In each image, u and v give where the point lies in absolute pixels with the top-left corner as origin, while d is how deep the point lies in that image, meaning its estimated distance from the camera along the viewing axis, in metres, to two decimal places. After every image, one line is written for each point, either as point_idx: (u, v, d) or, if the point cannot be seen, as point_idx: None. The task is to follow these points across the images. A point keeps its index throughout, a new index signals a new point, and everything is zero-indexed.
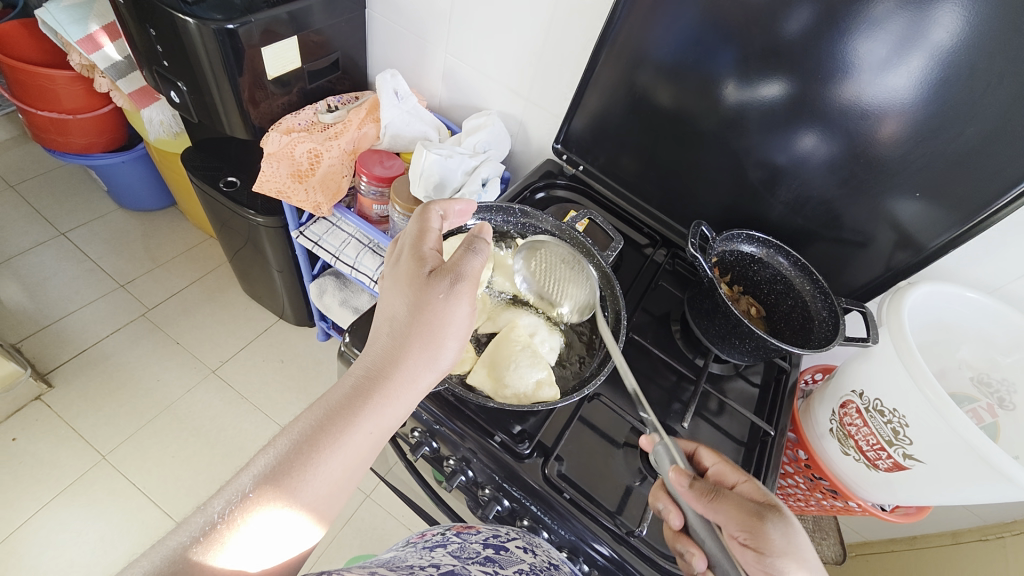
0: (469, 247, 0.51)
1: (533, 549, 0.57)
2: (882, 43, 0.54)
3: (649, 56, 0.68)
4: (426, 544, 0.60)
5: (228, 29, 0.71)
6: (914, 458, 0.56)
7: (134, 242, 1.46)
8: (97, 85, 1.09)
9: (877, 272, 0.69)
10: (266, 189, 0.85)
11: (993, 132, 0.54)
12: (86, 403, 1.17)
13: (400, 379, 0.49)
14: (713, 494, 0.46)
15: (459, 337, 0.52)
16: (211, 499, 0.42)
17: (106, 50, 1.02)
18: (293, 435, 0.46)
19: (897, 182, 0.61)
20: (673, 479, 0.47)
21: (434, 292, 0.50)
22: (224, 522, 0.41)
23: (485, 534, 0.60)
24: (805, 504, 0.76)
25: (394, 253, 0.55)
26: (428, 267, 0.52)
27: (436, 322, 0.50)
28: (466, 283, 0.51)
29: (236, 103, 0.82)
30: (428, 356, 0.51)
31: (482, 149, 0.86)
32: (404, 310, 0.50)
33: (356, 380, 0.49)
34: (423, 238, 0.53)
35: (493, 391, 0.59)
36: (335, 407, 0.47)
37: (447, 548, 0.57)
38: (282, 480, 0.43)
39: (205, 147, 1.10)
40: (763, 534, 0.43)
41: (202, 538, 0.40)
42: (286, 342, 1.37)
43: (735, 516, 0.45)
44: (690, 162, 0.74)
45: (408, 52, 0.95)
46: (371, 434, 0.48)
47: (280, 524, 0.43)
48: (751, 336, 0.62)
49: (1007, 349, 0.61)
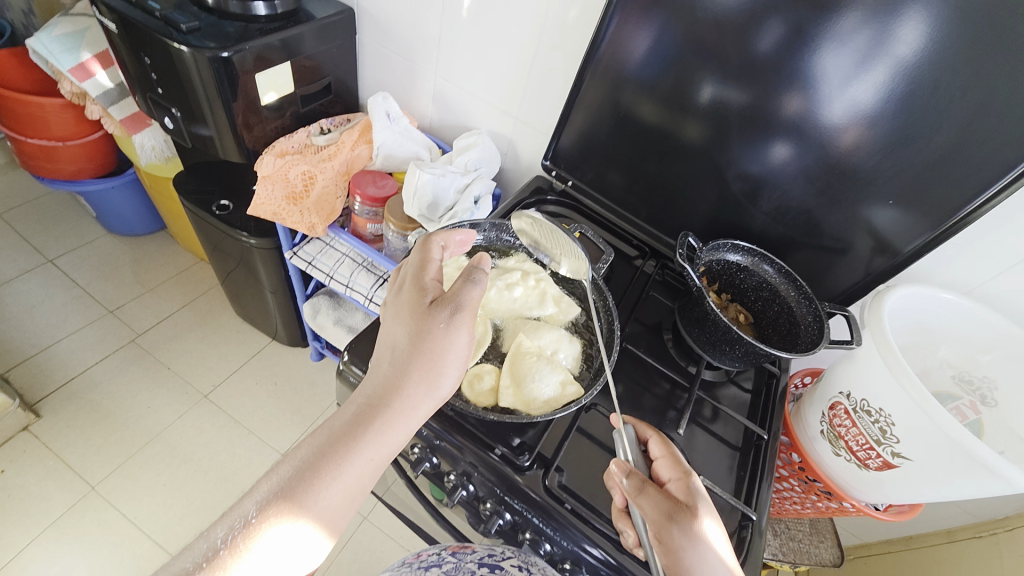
0: (468, 277, 0.52)
1: (529, 567, 0.60)
2: (847, 59, 0.58)
3: (632, 76, 0.71)
4: (421, 564, 0.67)
5: (223, 57, 0.73)
6: (902, 456, 0.57)
7: (123, 267, 1.45)
8: (88, 113, 1.09)
9: (857, 277, 0.72)
10: (262, 212, 0.84)
11: (958, 141, 0.57)
12: (75, 433, 1.15)
13: (399, 407, 0.50)
14: (637, 495, 0.48)
15: (459, 364, 0.52)
16: (215, 525, 0.44)
17: (98, 78, 1.03)
18: (295, 463, 0.47)
19: (870, 191, 0.65)
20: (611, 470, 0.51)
21: (434, 322, 0.51)
22: (228, 549, 0.42)
23: (479, 554, 0.65)
24: (801, 507, 0.77)
25: (396, 282, 0.56)
26: (429, 296, 0.52)
27: (435, 352, 0.51)
28: (465, 313, 0.51)
29: (229, 128, 0.83)
30: (428, 384, 0.51)
31: (473, 168, 0.87)
32: (405, 339, 0.51)
33: (357, 408, 0.50)
34: (424, 268, 0.54)
35: (525, 407, 0.58)
36: (336, 435, 0.48)
37: (441, 567, 0.65)
38: (283, 509, 0.45)
39: (198, 171, 1.11)
40: (671, 535, 0.46)
41: (206, 563, 0.42)
42: (279, 364, 1.36)
43: (654, 513, 0.47)
44: (677, 177, 0.77)
45: (398, 74, 0.97)
46: (371, 461, 0.49)
47: (284, 550, 0.44)
48: (740, 342, 0.64)
49: (986, 347, 0.64)
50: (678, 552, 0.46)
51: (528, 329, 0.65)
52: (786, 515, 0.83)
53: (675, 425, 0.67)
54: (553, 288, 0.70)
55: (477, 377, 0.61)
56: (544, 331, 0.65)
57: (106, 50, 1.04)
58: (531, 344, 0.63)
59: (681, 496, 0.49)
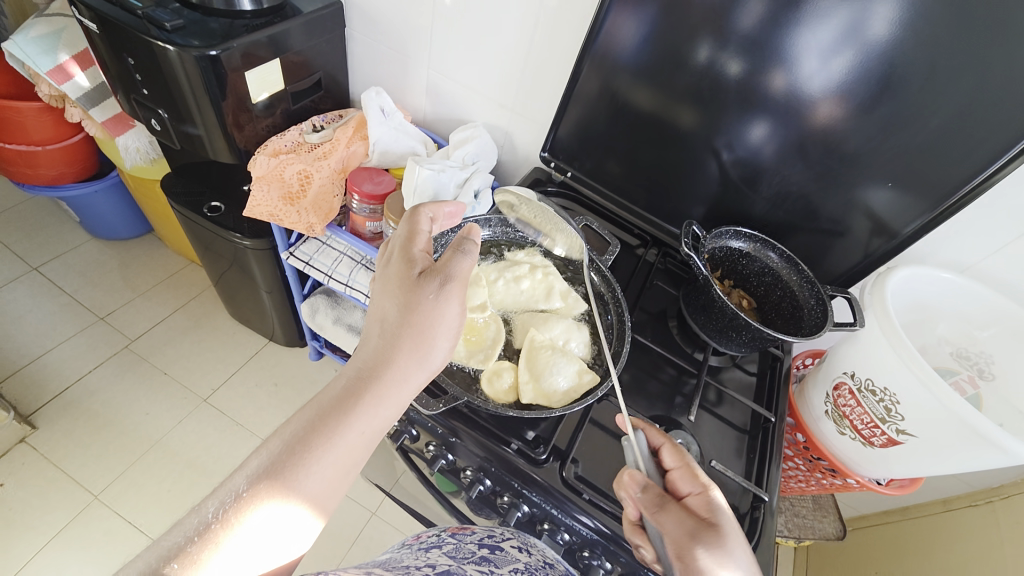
0: (459, 248, 0.54)
1: (528, 549, 0.57)
2: (829, 32, 0.57)
3: (629, 64, 0.70)
4: (422, 546, 0.60)
5: (210, 55, 0.70)
6: (907, 433, 0.59)
7: (111, 272, 1.42)
8: (68, 116, 1.06)
9: (856, 259, 0.73)
10: (258, 215, 0.82)
11: (956, 123, 0.58)
12: (73, 443, 1.13)
13: (391, 379, 0.50)
14: (657, 507, 0.47)
15: (450, 336, 0.53)
16: (206, 500, 0.42)
17: (78, 80, 0.99)
18: (285, 437, 0.46)
19: (869, 173, 0.65)
20: (627, 482, 0.50)
21: (424, 292, 0.52)
22: (219, 523, 0.41)
23: (479, 534, 0.60)
24: (805, 485, 0.79)
25: (384, 256, 0.56)
26: (418, 268, 0.53)
27: (426, 322, 0.51)
28: (454, 283, 0.52)
29: (219, 127, 0.80)
30: (420, 355, 0.52)
31: (471, 161, 0.87)
32: (395, 311, 0.52)
33: (347, 381, 0.50)
34: (413, 240, 0.55)
35: (548, 403, 0.59)
36: (327, 410, 0.48)
37: (441, 549, 0.56)
38: (273, 483, 0.44)
39: (185, 172, 1.08)
40: (691, 553, 0.45)
41: (197, 537, 0.40)
42: (279, 365, 1.35)
43: (676, 531, 0.46)
44: (677, 165, 0.77)
45: (391, 68, 0.95)
46: (363, 435, 0.48)
47: (273, 526, 0.43)
48: (747, 328, 0.64)
49: (983, 324, 0.66)
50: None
51: (538, 322, 0.65)
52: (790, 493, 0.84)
53: (685, 412, 0.68)
54: (561, 283, 0.69)
55: (497, 375, 0.61)
56: (553, 323, 0.65)
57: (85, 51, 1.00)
58: (543, 337, 0.63)
59: (704, 513, 0.48)
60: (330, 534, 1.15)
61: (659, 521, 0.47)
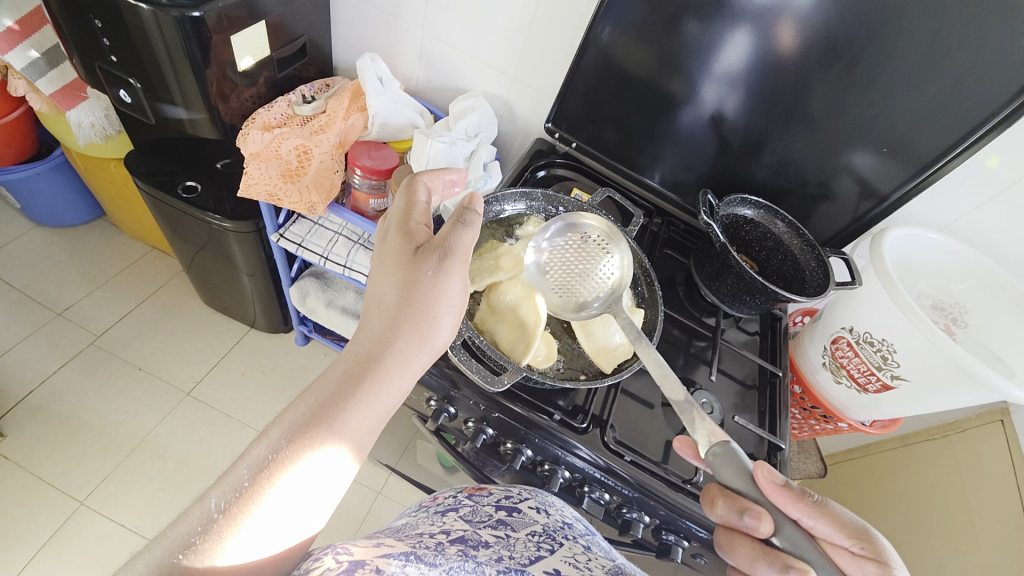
0: (461, 220, 0.51)
1: (547, 508, 0.54)
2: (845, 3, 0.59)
3: (641, 32, 0.70)
4: (437, 508, 0.55)
5: (193, 17, 0.64)
6: (900, 378, 0.65)
7: (63, 263, 1.29)
8: (11, 88, 0.96)
9: (846, 221, 0.78)
10: (256, 194, 0.78)
11: (949, 91, 0.62)
12: (48, 450, 1.05)
13: (392, 360, 0.48)
14: (810, 496, 0.47)
15: (453, 314, 0.51)
16: (209, 491, 0.39)
17: (23, 48, 0.88)
18: (285, 425, 0.43)
19: (864, 139, 0.69)
20: (768, 478, 0.47)
21: (423, 269, 0.49)
22: (225, 515, 0.38)
23: (497, 496, 0.56)
24: (799, 432, 0.86)
25: (381, 230, 0.53)
26: (416, 242, 0.51)
27: (426, 301, 0.49)
28: (456, 257, 0.50)
29: (202, 98, 0.74)
30: (421, 337, 0.49)
31: (474, 132, 0.85)
32: (394, 291, 0.49)
33: (347, 366, 0.47)
34: (411, 212, 0.52)
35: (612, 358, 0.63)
36: (328, 395, 0.45)
37: (458, 512, 0.53)
38: (278, 470, 0.40)
39: (152, 149, 0.99)
40: (867, 536, 0.46)
41: (202, 530, 0.37)
42: (264, 352, 1.29)
43: (839, 522, 0.46)
44: (682, 136, 0.78)
45: (380, 33, 0.90)
46: (365, 419, 0.46)
47: (285, 513, 0.40)
48: (761, 291, 0.68)
49: (958, 278, 0.73)
50: (890, 562, 0.45)
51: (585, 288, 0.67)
52: (803, 437, 0.88)
53: (700, 372, 0.71)
54: None
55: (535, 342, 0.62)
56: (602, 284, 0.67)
57: (30, 14, 0.87)
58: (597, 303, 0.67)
59: None
60: (337, 517, 1.14)
61: (824, 514, 0.46)
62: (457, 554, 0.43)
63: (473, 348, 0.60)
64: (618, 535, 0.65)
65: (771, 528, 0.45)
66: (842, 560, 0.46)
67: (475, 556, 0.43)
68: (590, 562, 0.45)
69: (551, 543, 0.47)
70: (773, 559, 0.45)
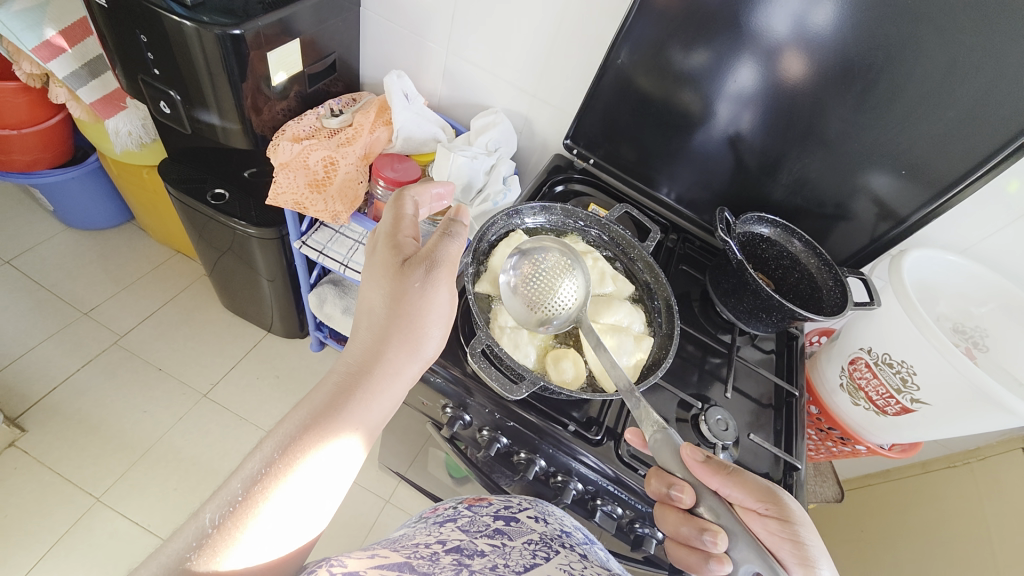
0: (446, 232, 0.53)
1: (545, 518, 0.54)
2: (861, 28, 0.61)
3: (659, 53, 0.72)
4: (437, 519, 0.55)
5: (233, 34, 0.67)
6: (921, 402, 0.65)
7: (91, 264, 1.33)
8: (52, 95, 1.00)
9: (863, 242, 0.78)
10: (283, 202, 0.80)
11: (968, 116, 0.63)
12: (67, 446, 1.08)
13: (382, 371, 0.49)
14: (730, 469, 0.47)
15: (441, 324, 0.52)
16: (205, 505, 0.39)
17: (68, 58, 0.93)
18: (279, 437, 0.43)
19: (882, 161, 0.69)
20: (687, 453, 0.48)
21: (411, 281, 0.50)
22: (221, 529, 0.38)
23: (496, 506, 0.56)
24: (816, 453, 0.85)
25: (370, 245, 0.54)
26: (403, 255, 0.52)
27: (415, 312, 0.50)
28: (442, 268, 0.51)
29: (237, 110, 0.77)
30: (410, 347, 0.51)
31: (494, 147, 0.87)
32: (383, 303, 0.50)
33: (339, 378, 0.48)
34: (399, 225, 0.54)
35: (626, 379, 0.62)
36: (320, 407, 0.45)
37: (456, 522, 0.53)
38: (274, 482, 0.41)
39: (184, 157, 1.02)
40: (782, 503, 0.46)
41: (199, 546, 0.37)
42: (279, 356, 1.31)
43: (756, 490, 0.46)
44: (698, 154, 0.80)
45: (407, 50, 0.93)
46: (358, 429, 0.47)
47: (283, 522, 0.41)
48: (778, 309, 0.69)
49: (980, 301, 0.72)
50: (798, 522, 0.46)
51: (605, 306, 0.67)
52: (819, 459, 0.87)
53: (715, 389, 0.71)
54: (610, 267, 0.71)
55: (557, 363, 0.61)
56: (617, 306, 0.67)
57: (72, 26, 0.93)
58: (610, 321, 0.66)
59: None
60: (344, 524, 1.15)
61: (738, 481, 0.47)
62: (451, 563, 0.44)
63: (492, 356, 0.61)
64: (628, 551, 0.64)
65: (692, 498, 0.47)
66: (755, 524, 0.47)
67: (469, 565, 0.44)
68: (586, 569, 0.45)
69: (547, 551, 0.47)
70: (693, 526, 0.47)
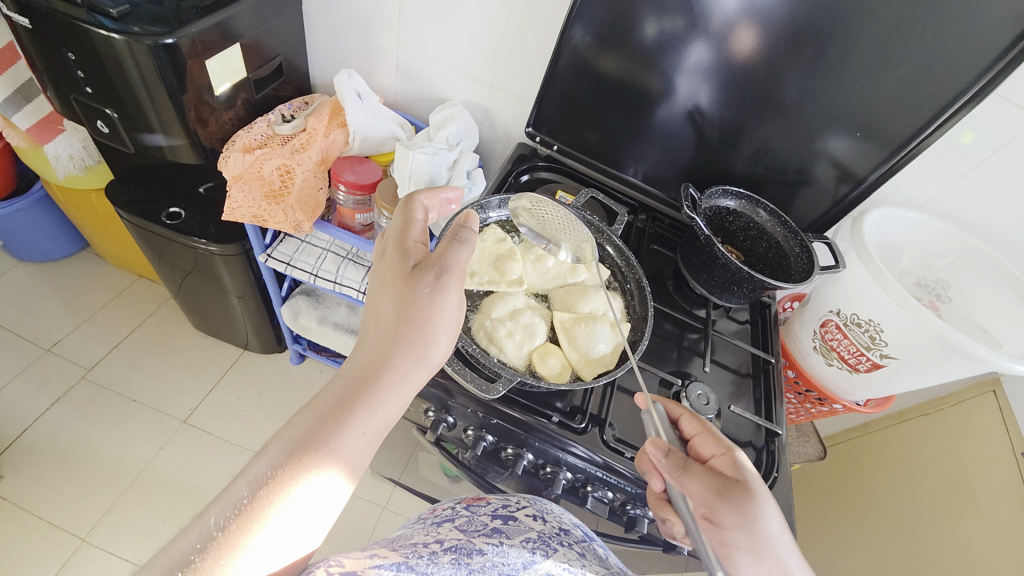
0: (455, 237, 0.50)
1: (544, 516, 0.53)
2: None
3: (613, 32, 0.71)
4: (434, 519, 0.55)
5: (166, 44, 0.64)
6: (889, 356, 0.67)
7: (48, 298, 1.27)
8: None
9: (826, 206, 0.79)
10: (240, 217, 0.78)
11: (917, 73, 0.64)
12: (45, 489, 1.04)
13: (390, 377, 0.48)
14: (686, 471, 0.47)
15: (450, 330, 0.50)
16: (209, 509, 0.38)
17: None
18: (285, 442, 0.42)
19: (839, 124, 0.70)
20: (649, 449, 0.49)
21: (419, 287, 0.48)
22: (227, 534, 0.37)
23: (494, 505, 0.54)
24: (796, 415, 0.87)
25: (378, 248, 0.52)
26: (412, 260, 0.50)
27: (423, 319, 0.48)
28: (451, 275, 0.49)
29: (181, 123, 0.74)
30: (418, 352, 0.49)
31: (455, 142, 0.85)
32: (391, 308, 0.48)
33: (345, 383, 0.47)
34: (408, 230, 0.51)
35: (604, 366, 0.62)
36: (326, 412, 0.44)
37: (454, 522, 0.52)
38: (281, 488, 0.40)
39: (132, 178, 0.98)
40: (723, 508, 0.45)
41: (203, 551, 0.36)
42: (259, 374, 1.28)
43: (701, 493, 0.46)
44: (660, 132, 0.80)
45: (356, 48, 0.90)
46: (365, 436, 0.46)
47: (291, 528, 0.40)
48: (748, 281, 0.70)
49: (940, 254, 0.74)
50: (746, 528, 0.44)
51: (576, 295, 0.68)
52: (799, 421, 0.89)
53: (694, 364, 0.72)
54: (581, 256, 0.72)
55: (543, 358, 0.62)
56: (592, 294, 0.68)
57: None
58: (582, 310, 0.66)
59: (730, 470, 0.49)
60: (343, 535, 1.14)
61: (689, 483, 0.47)
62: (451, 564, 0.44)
63: (467, 357, 0.60)
64: (624, 532, 0.65)
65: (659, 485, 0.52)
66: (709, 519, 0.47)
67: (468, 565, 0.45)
68: (586, 567, 0.47)
69: (547, 551, 0.48)
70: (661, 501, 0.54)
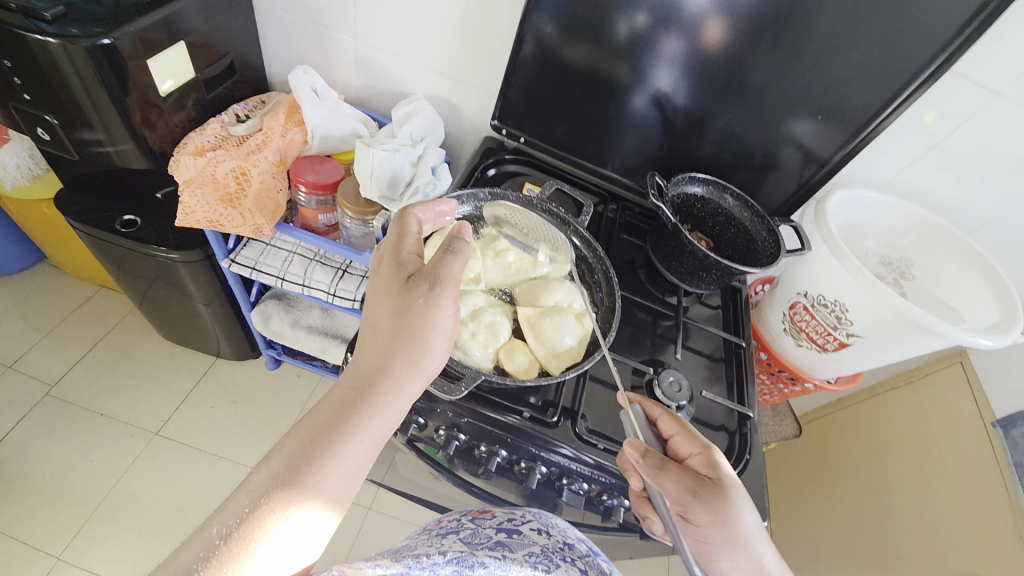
0: (449, 248, 0.47)
1: (548, 530, 0.52)
2: None
3: (573, 20, 0.70)
4: (438, 531, 0.54)
5: (103, 45, 0.61)
6: (855, 335, 0.68)
7: (5, 313, 1.22)
8: None
9: (792, 189, 0.80)
10: (195, 222, 0.75)
11: (873, 53, 0.64)
12: (12, 510, 1.00)
13: (388, 387, 0.47)
14: (664, 471, 0.49)
15: (447, 339, 0.49)
16: (211, 519, 0.39)
17: None
18: (285, 454, 0.43)
19: (801, 107, 0.70)
20: (627, 450, 0.50)
21: (414, 297, 0.46)
22: (228, 543, 0.38)
23: (500, 518, 0.55)
24: (770, 396, 0.89)
25: (374, 259, 0.51)
26: (407, 270, 0.48)
27: (418, 329, 0.46)
28: (446, 285, 0.47)
29: (126, 128, 0.70)
30: (415, 363, 0.47)
31: (420, 136, 0.83)
32: (387, 320, 0.47)
33: (342, 393, 0.46)
34: (402, 242, 0.50)
35: (572, 360, 0.62)
36: (323, 423, 0.44)
37: (459, 534, 0.52)
38: (281, 501, 0.40)
39: (83, 186, 0.94)
40: (697, 506, 0.47)
41: (206, 560, 0.37)
42: (233, 381, 1.25)
43: (676, 492, 0.48)
44: (625, 121, 0.79)
45: (312, 42, 0.87)
46: (364, 447, 0.45)
47: (292, 538, 0.40)
48: (715, 267, 0.70)
49: (903, 233, 0.75)
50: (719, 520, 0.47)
51: (540, 289, 0.67)
52: (773, 401, 0.90)
53: (667, 352, 0.72)
54: (544, 250, 0.70)
55: (510, 355, 0.61)
56: (555, 287, 0.67)
57: None
58: (548, 304, 0.65)
59: (705, 468, 0.51)
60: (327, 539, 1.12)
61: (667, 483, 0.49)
62: None
63: None
64: (602, 522, 0.65)
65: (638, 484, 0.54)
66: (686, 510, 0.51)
67: None
68: None
69: (548, 565, 0.46)
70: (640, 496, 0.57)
